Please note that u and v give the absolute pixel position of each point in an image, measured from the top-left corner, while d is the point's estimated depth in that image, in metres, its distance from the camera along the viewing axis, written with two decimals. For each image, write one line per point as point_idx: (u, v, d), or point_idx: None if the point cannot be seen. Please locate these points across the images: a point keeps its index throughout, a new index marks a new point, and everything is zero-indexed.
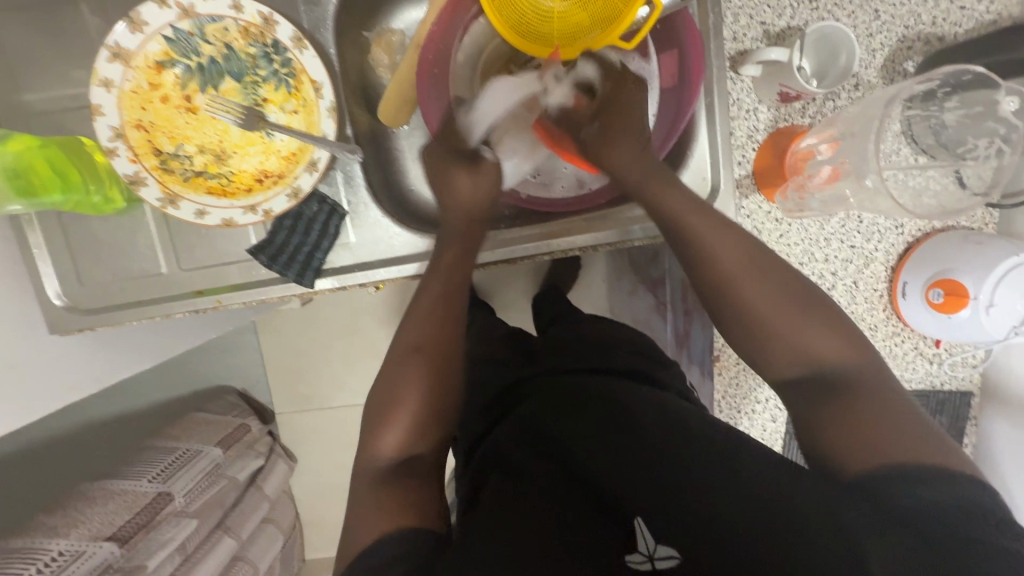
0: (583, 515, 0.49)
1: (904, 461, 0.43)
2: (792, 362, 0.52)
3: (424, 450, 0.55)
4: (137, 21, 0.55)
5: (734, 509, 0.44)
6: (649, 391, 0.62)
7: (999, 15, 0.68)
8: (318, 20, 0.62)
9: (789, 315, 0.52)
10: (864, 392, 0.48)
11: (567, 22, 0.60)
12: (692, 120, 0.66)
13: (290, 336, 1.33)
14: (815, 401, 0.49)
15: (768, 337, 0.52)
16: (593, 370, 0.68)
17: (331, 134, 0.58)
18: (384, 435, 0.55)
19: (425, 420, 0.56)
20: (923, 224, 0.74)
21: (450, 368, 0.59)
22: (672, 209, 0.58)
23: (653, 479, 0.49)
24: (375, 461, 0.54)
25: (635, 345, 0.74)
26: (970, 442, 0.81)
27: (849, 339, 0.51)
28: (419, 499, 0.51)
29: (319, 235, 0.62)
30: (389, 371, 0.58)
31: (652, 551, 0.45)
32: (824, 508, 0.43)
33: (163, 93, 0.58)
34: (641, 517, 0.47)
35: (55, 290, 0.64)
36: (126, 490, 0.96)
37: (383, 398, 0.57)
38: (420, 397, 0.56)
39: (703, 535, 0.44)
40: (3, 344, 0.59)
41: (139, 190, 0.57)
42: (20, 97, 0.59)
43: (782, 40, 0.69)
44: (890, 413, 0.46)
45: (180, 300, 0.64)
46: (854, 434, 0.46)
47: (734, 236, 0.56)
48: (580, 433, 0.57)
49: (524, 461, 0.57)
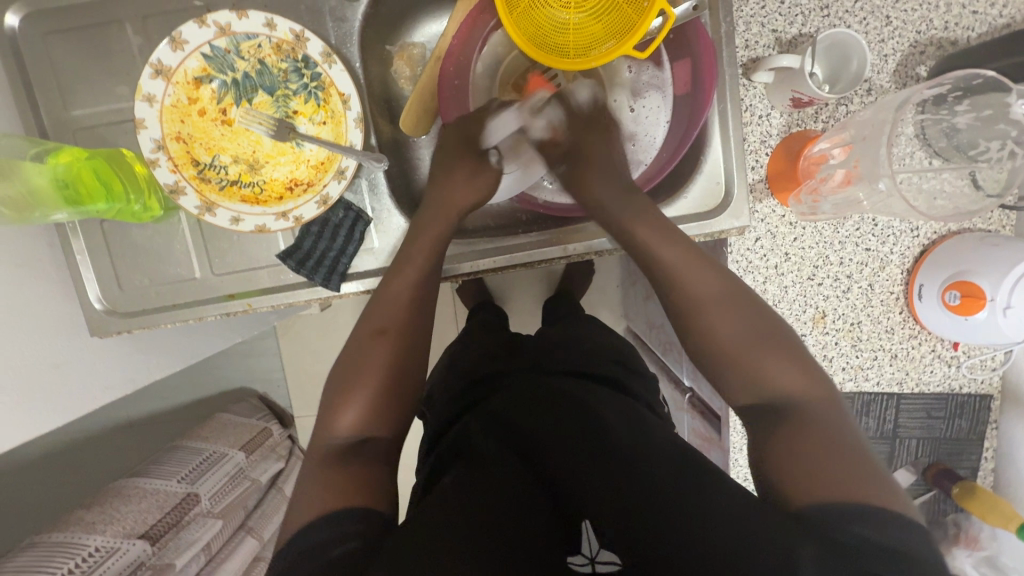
0: (540, 515, 0.53)
1: (846, 495, 0.43)
2: (752, 386, 0.55)
3: (379, 432, 0.57)
4: (178, 40, 0.58)
5: (680, 534, 0.44)
6: (621, 405, 0.65)
7: (1013, 19, 0.69)
8: (345, 36, 0.64)
9: (748, 345, 0.56)
10: (812, 419, 0.50)
11: (583, 34, 0.62)
12: (705, 127, 0.68)
13: (310, 341, 1.36)
14: (767, 424, 0.51)
15: (733, 362, 0.57)
16: (576, 374, 0.72)
17: (358, 143, 0.61)
18: (340, 414, 0.56)
19: (384, 403, 0.57)
20: (938, 227, 0.74)
21: (416, 361, 0.61)
22: (650, 230, 0.63)
23: (611, 490, 0.50)
24: (326, 438, 0.56)
25: (610, 352, 0.80)
26: (991, 446, 0.80)
27: (810, 375, 0.54)
28: (370, 480, 0.52)
29: (345, 240, 0.65)
30: (355, 354, 0.60)
31: (592, 555, 0.49)
32: (767, 525, 0.43)
33: (201, 107, 0.61)
34: (588, 521, 0.52)
35: (95, 294, 0.67)
36: (158, 489, 1.00)
37: (344, 381, 0.58)
38: (383, 376, 0.58)
39: (643, 547, 0.46)
40: (47, 346, 0.63)
41: (178, 199, 0.60)
42: (68, 112, 0.63)
43: (794, 47, 0.71)
44: (840, 444, 0.47)
45: (212, 303, 0.67)
46: (797, 456, 0.46)
47: (708, 269, 0.61)
48: (548, 440, 0.59)
49: (491, 452, 0.59)
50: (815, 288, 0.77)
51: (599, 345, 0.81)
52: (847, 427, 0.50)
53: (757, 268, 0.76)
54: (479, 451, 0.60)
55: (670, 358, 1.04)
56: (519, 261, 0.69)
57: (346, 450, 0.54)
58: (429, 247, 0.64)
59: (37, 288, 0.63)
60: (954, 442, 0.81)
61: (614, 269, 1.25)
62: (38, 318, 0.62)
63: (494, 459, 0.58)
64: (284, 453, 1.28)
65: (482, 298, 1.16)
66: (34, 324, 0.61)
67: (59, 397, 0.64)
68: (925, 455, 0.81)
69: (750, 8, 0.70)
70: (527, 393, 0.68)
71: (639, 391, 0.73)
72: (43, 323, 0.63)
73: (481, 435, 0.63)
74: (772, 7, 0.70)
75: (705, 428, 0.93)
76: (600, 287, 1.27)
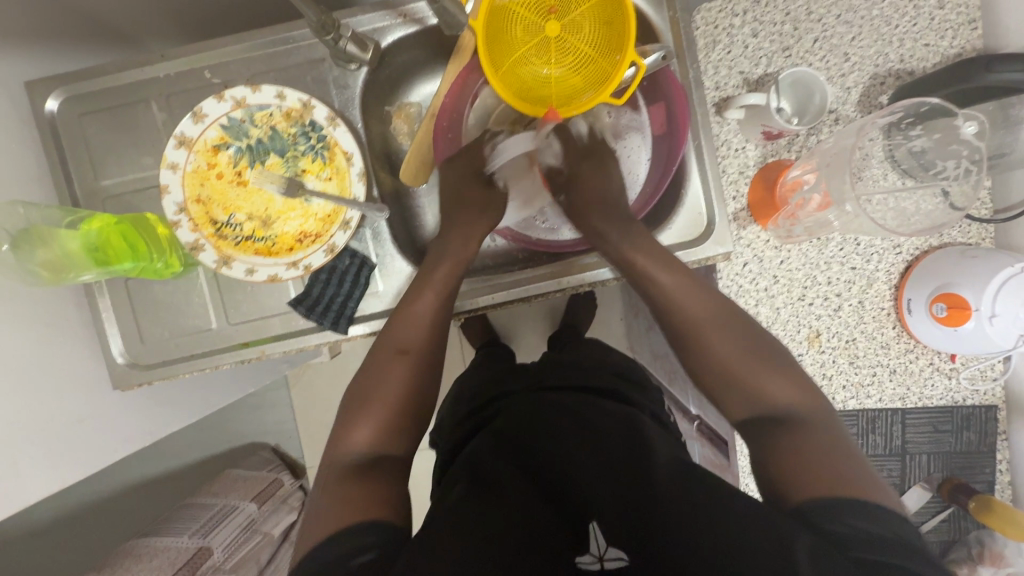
0: (549, 519, 0.54)
1: (840, 491, 0.46)
2: (749, 398, 0.58)
3: (393, 451, 0.60)
4: (199, 114, 0.65)
5: (696, 526, 0.47)
6: (627, 415, 0.68)
7: (963, 49, 0.74)
8: (348, 100, 0.70)
9: (745, 358, 0.60)
10: (805, 427, 0.54)
11: (564, 86, 0.69)
12: (683, 163, 0.71)
13: (321, 389, 1.38)
14: (771, 431, 0.54)
15: (732, 373, 0.60)
16: (580, 389, 0.74)
17: (361, 196, 0.66)
18: (357, 431, 0.60)
19: (399, 425, 0.61)
20: (919, 242, 0.76)
21: (428, 388, 0.65)
22: (653, 256, 0.66)
23: (621, 495, 0.53)
24: (344, 452, 0.59)
25: (614, 367, 0.82)
26: (1004, 458, 0.80)
27: (798, 385, 0.58)
28: (379, 494, 0.54)
29: (351, 285, 0.69)
30: (375, 375, 0.64)
31: (602, 552, 0.50)
32: (765, 520, 0.45)
33: (218, 171, 0.67)
34: (597, 522, 0.52)
35: (119, 348, 0.71)
36: (168, 547, 1.03)
37: (361, 403, 0.62)
38: (399, 400, 0.62)
39: (654, 547, 0.47)
40: (73, 402, 0.66)
41: (197, 255, 0.66)
42: (98, 182, 0.69)
43: (762, 86, 0.77)
44: (829, 447, 0.51)
45: (227, 352, 0.70)
46: (796, 458, 0.50)
47: (701, 286, 0.65)
48: (560, 450, 0.61)
49: (501, 466, 0.60)
50: (806, 308, 0.79)
51: (604, 362, 0.83)
52: (835, 433, 0.53)
53: (748, 292, 0.79)
54: (483, 467, 0.61)
55: (676, 386, 1.05)
56: (519, 295, 0.73)
57: (362, 464, 0.57)
58: (446, 275, 0.68)
59: (65, 346, 0.67)
60: (966, 455, 0.80)
61: (616, 302, 1.28)
62: (65, 375, 0.66)
63: (505, 473, 0.59)
64: (297, 504, 1.27)
65: (489, 337, 1.18)
66: (61, 379, 0.65)
67: (84, 451, 0.67)
68: (938, 471, 0.81)
69: (717, 54, 0.77)
70: (527, 411, 0.70)
71: (641, 401, 0.75)
72: (68, 378, 0.67)
73: (489, 451, 0.64)
74: (737, 52, 0.76)
75: (715, 455, 0.93)
76: (603, 321, 1.29)
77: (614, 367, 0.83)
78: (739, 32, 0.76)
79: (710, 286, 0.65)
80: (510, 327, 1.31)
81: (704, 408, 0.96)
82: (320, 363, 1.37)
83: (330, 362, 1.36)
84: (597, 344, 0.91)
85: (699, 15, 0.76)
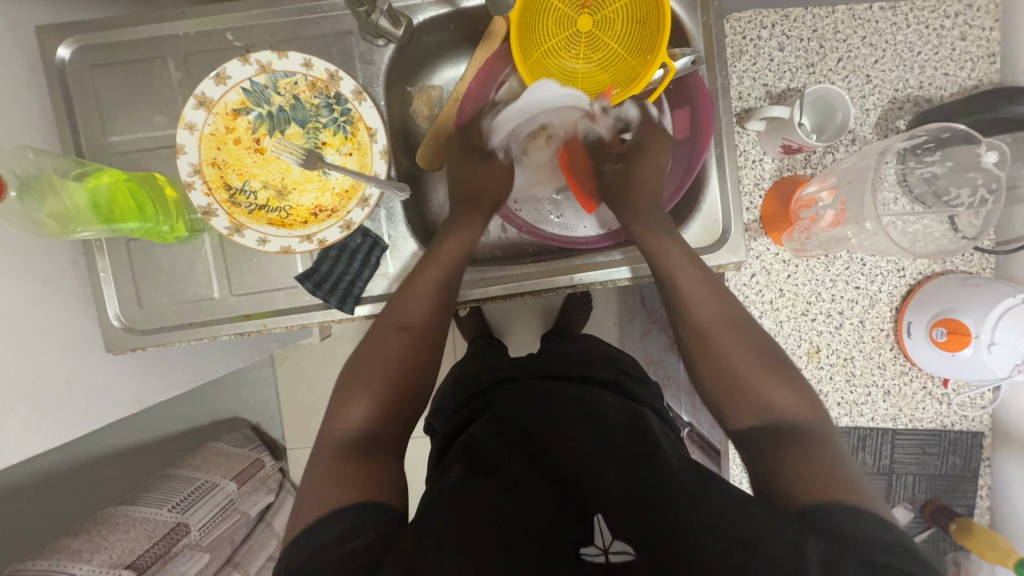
0: (557, 512, 0.53)
1: (844, 496, 0.48)
2: (756, 408, 0.58)
3: (385, 428, 0.59)
4: (221, 75, 0.63)
5: (705, 525, 0.47)
6: (631, 407, 0.69)
7: (981, 81, 0.75)
8: (373, 77, 0.69)
9: (755, 369, 0.60)
10: (809, 438, 0.54)
11: (591, 81, 0.69)
12: (703, 169, 0.72)
13: (307, 371, 1.36)
14: (775, 442, 0.55)
15: (741, 385, 0.60)
16: (579, 378, 0.75)
17: (382, 173, 0.65)
18: (350, 407, 0.59)
19: (390, 403, 0.60)
20: (923, 267, 0.78)
21: (423, 369, 0.64)
22: (674, 257, 0.66)
23: (625, 491, 0.53)
24: (338, 428, 0.58)
25: (616, 362, 0.82)
26: (985, 483, 0.82)
27: (806, 398, 0.58)
28: (372, 472, 0.54)
29: (361, 265, 0.68)
30: (372, 351, 0.63)
31: (607, 545, 0.49)
32: (768, 526, 0.45)
33: (236, 136, 0.66)
34: (602, 514, 0.52)
35: (114, 310, 0.68)
36: (148, 518, 0.99)
37: (357, 378, 0.61)
38: (389, 375, 0.61)
39: (660, 540, 0.48)
40: (60, 362, 0.64)
41: (209, 220, 0.63)
42: (106, 138, 0.67)
43: (784, 100, 0.78)
44: (827, 458, 0.52)
45: (227, 323, 0.69)
46: (796, 468, 0.51)
47: (716, 296, 0.66)
48: (564, 441, 0.61)
49: (500, 456, 0.59)
50: (808, 323, 0.80)
51: (605, 355, 0.84)
52: (837, 447, 0.54)
53: (754, 303, 0.80)
54: (485, 451, 0.61)
55: (669, 391, 1.07)
56: (528, 288, 0.72)
57: (355, 440, 0.56)
58: (455, 255, 0.68)
59: (57, 305, 0.65)
60: (948, 478, 0.82)
61: (614, 304, 1.28)
62: (56, 332, 0.64)
63: (506, 463, 0.58)
64: (274, 485, 1.24)
65: (483, 330, 1.17)
66: (52, 335, 0.63)
67: (69, 413, 0.64)
68: (922, 492, 0.82)
69: (742, 64, 0.77)
70: (530, 398, 0.69)
71: (643, 396, 0.75)
72: (60, 339, 0.64)
73: (490, 437, 0.63)
74: (762, 64, 0.77)
75: (705, 461, 0.94)
76: (598, 323, 1.29)
77: (614, 361, 0.82)
78: (765, 45, 0.77)
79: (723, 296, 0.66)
80: (503, 322, 1.30)
81: (696, 415, 0.97)
82: (309, 346, 1.34)
83: (319, 344, 1.34)
84: (596, 340, 0.91)
85: (729, 23, 0.76)
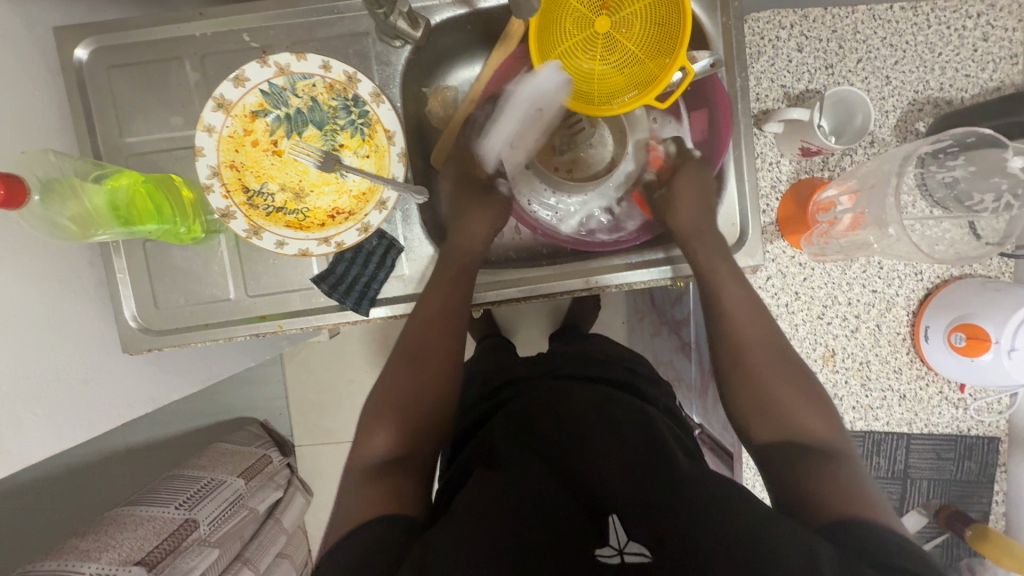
0: (571, 512, 0.54)
1: (848, 512, 0.49)
2: (783, 424, 0.59)
3: (412, 450, 0.61)
4: (240, 77, 0.63)
5: (715, 525, 0.47)
6: (643, 407, 0.69)
7: (1002, 83, 0.74)
8: (389, 78, 0.69)
9: (784, 385, 0.61)
10: (832, 457, 0.55)
11: (607, 83, 0.67)
12: (720, 173, 0.71)
13: (316, 370, 1.36)
14: (798, 459, 0.56)
15: (770, 401, 0.61)
16: (593, 379, 0.74)
17: (400, 176, 0.64)
18: (376, 435, 0.61)
19: (414, 425, 0.62)
20: (941, 271, 0.77)
21: (443, 385, 0.66)
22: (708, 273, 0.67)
23: (638, 494, 0.54)
24: (367, 457, 0.60)
25: (630, 364, 0.82)
26: (1000, 489, 0.81)
27: (830, 418, 0.59)
28: (396, 491, 0.55)
29: (377, 267, 0.68)
30: (391, 377, 0.65)
31: (622, 547, 0.50)
32: (781, 527, 0.46)
33: (254, 138, 0.66)
34: (616, 514, 0.53)
35: (131, 311, 0.69)
36: (156, 516, 0.99)
37: (381, 403, 0.64)
38: (409, 398, 0.63)
39: (674, 542, 0.48)
40: (77, 362, 0.64)
41: (228, 222, 0.64)
42: (123, 139, 0.67)
43: (802, 101, 0.77)
44: (847, 479, 0.53)
45: (243, 324, 0.69)
46: (820, 486, 0.52)
47: (753, 312, 0.66)
48: (575, 441, 0.61)
49: (515, 456, 0.60)
50: (824, 327, 0.80)
51: (619, 356, 0.84)
52: (858, 467, 0.55)
53: (769, 306, 0.79)
54: (499, 451, 0.62)
55: (680, 392, 1.06)
56: (544, 291, 0.71)
57: (383, 466, 0.58)
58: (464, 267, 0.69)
59: (75, 306, 0.65)
60: (963, 484, 0.81)
61: (624, 304, 1.28)
62: (72, 333, 0.64)
63: (520, 462, 0.59)
64: (284, 482, 1.25)
65: (493, 330, 1.17)
66: (70, 336, 0.63)
67: (85, 412, 0.65)
68: (936, 497, 0.82)
69: (761, 65, 0.76)
70: (544, 397, 0.70)
71: (658, 398, 0.75)
72: (78, 339, 0.65)
73: (505, 436, 0.64)
74: (781, 65, 0.76)
75: (717, 463, 0.93)
76: (608, 322, 1.28)
77: (627, 362, 0.82)
78: (784, 45, 0.76)
79: (759, 314, 0.66)
80: (513, 321, 1.30)
81: (707, 417, 0.97)
82: (319, 344, 1.35)
83: (329, 343, 1.35)
84: (608, 341, 0.90)
85: (747, 24, 0.76)
